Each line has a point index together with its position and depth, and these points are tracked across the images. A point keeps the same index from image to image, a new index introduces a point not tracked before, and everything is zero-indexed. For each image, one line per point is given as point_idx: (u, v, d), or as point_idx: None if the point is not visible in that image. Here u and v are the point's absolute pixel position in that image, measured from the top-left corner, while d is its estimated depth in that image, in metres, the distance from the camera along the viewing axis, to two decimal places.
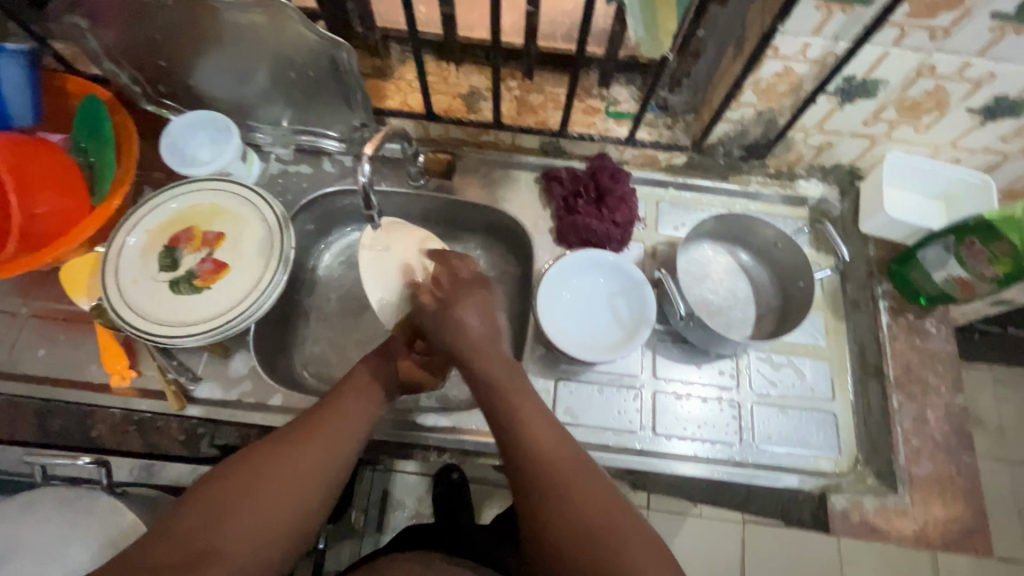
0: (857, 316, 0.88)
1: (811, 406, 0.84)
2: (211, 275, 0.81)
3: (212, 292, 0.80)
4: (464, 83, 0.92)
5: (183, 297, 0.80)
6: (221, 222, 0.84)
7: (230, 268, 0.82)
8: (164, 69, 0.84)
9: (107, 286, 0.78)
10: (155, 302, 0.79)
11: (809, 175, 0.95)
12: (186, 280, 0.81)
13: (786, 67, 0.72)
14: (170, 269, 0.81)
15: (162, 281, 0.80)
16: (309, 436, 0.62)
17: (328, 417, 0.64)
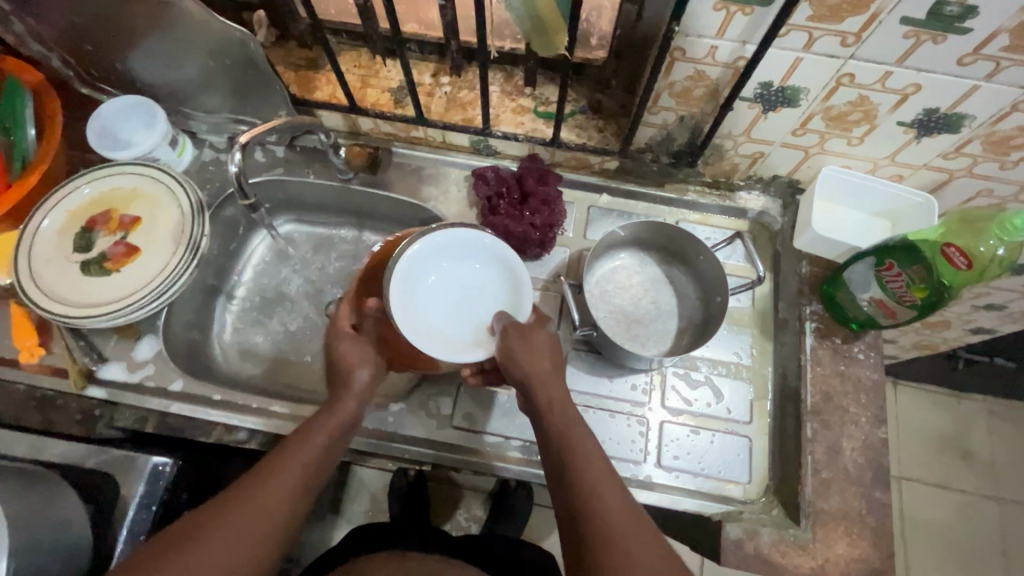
0: (784, 336, 0.83)
1: (724, 428, 0.81)
2: (122, 259, 0.82)
3: (121, 275, 0.81)
4: (394, 78, 0.91)
5: (92, 279, 0.80)
6: (139, 206, 0.85)
7: (141, 252, 0.82)
8: (92, 54, 0.85)
9: (19, 264, 0.80)
10: (64, 283, 0.80)
11: (748, 186, 0.91)
12: (97, 263, 0.81)
13: (698, 71, 0.69)
14: (84, 251, 0.82)
15: (74, 262, 0.81)
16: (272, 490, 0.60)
17: (286, 470, 0.62)
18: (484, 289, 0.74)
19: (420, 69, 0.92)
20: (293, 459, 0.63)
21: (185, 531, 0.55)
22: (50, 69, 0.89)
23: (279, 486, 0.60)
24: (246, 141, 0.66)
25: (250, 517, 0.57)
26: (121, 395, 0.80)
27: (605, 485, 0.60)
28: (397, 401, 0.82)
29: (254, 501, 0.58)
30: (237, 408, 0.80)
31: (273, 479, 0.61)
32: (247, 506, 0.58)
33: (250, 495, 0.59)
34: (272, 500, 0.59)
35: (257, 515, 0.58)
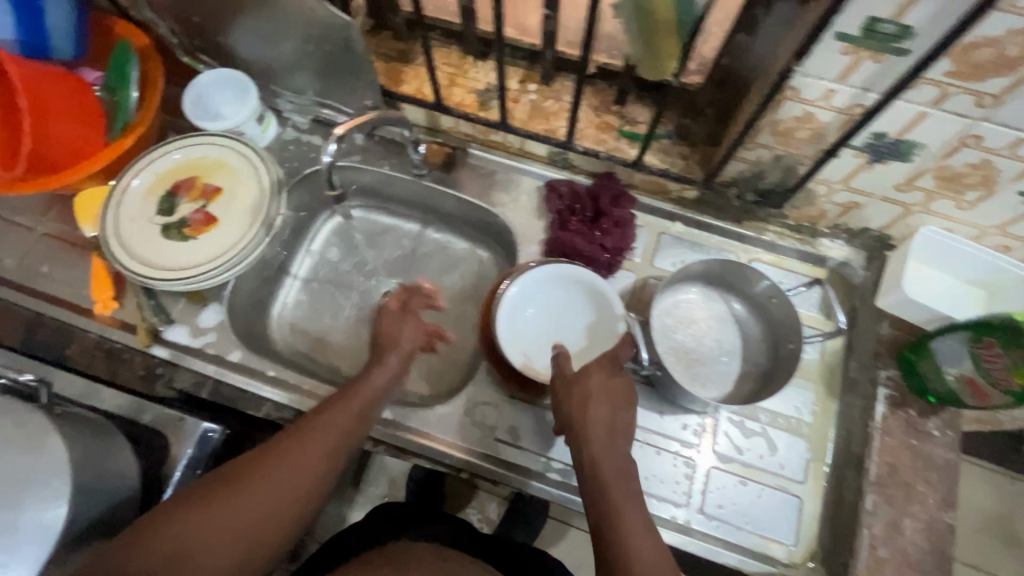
0: (852, 397, 0.79)
1: (774, 483, 0.77)
2: (201, 227, 0.84)
3: (200, 242, 0.83)
4: (482, 79, 0.90)
5: (171, 242, 0.83)
6: (221, 176, 0.87)
7: (220, 222, 0.84)
8: (199, 25, 0.88)
9: (106, 220, 0.83)
10: (146, 244, 0.82)
11: (832, 235, 0.86)
12: (177, 228, 0.84)
13: (808, 112, 0.65)
14: (166, 214, 0.85)
15: (156, 224, 0.84)
16: (306, 446, 0.63)
17: (319, 434, 0.64)
18: (580, 315, 0.79)
19: (509, 73, 0.91)
20: (323, 431, 0.64)
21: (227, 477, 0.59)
22: (158, 35, 0.92)
23: (305, 452, 0.62)
24: (343, 133, 0.72)
25: (274, 479, 0.60)
26: (183, 358, 0.82)
27: (632, 509, 0.59)
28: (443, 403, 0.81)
29: (282, 466, 0.61)
30: (289, 386, 0.82)
31: (307, 442, 0.63)
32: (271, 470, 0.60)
33: (274, 461, 0.61)
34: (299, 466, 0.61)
35: (284, 478, 0.60)
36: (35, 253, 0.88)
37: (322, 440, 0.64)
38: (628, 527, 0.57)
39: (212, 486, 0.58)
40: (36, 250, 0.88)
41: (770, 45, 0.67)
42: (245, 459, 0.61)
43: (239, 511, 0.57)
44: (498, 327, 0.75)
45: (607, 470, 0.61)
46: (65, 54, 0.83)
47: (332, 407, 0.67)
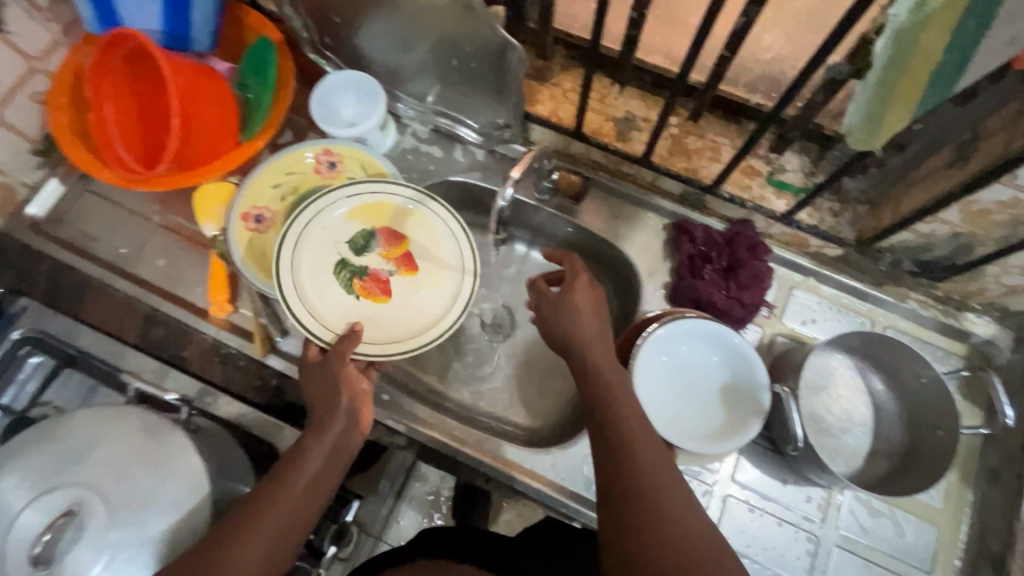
0: (992, 489, 0.75)
1: (900, 570, 0.74)
2: (371, 291, 0.80)
3: (362, 304, 0.79)
4: (621, 107, 0.86)
5: (335, 281, 0.79)
6: (423, 255, 0.82)
7: (388, 301, 0.80)
8: (336, 25, 0.84)
9: (297, 219, 0.78)
10: (314, 272, 0.79)
11: (981, 310, 0.81)
12: (349, 275, 0.80)
13: (1016, 198, 0.60)
14: (353, 250, 0.81)
15: (342, 254, 0.81)
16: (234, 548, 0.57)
17: (255, 533, 0.58)
18: (718, 379, 0.75)
19: (651, 103, 0.86)
20: (268, 517, 0.59)
21: None
22: (289, 29, 0.89)
23: (247, 544, 0.57)
24: (518, 175, 0.69)
25: None
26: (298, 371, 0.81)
27: (677, 501, 0.57)
28: (557, 448, 0.78)
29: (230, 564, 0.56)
30: (403, 413, 0.80)
31: (236, 544, 0.57)
32: (221, 566, 0.55)
33: (223, 553, 0.56)
34: (237, 561, 0.56)
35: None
36: (152, 245, 0.87)
37: (266, 525, 0.59)
38: (670, 520, 0.55)
39: None
40: (153, 243, 0.87)
41: (982, 118, 0.61)
42: (208, 550, 0.57)
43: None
44: (634, 374, 0.71)
45: (639, 458, 0.58)
46: (203, 46, 0.81)
47: (279, 486, 0.61)
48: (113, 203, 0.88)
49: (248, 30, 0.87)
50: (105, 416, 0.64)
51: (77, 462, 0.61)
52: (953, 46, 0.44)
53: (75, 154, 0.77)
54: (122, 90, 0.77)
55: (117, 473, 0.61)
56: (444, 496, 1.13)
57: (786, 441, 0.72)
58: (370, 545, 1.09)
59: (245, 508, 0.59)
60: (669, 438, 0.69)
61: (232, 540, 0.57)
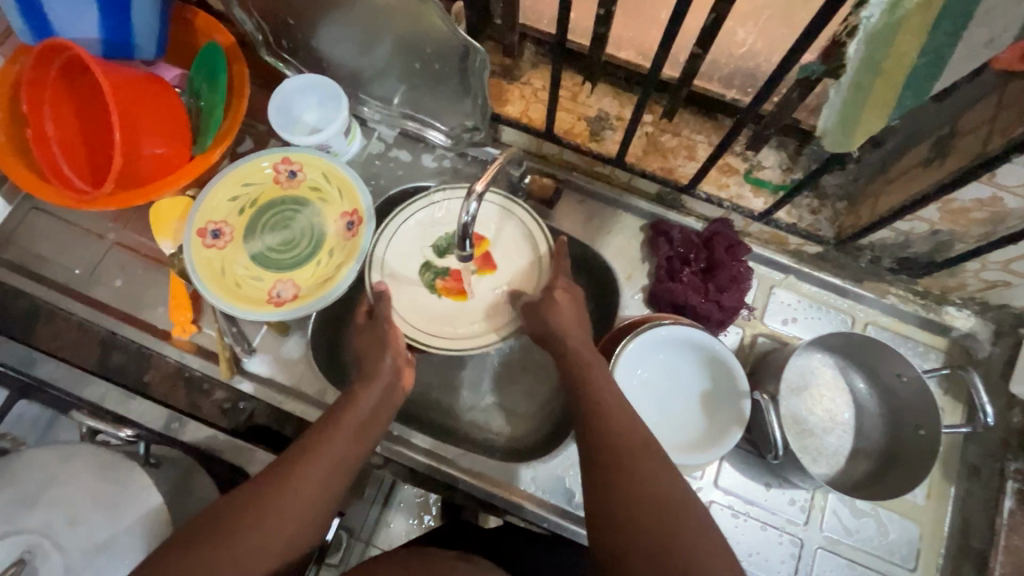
0: (974, 485, 0.75)
1: (884, 568, 0.74)
2: (453, 288, 0.77)
3: (435, 303, 0.76)
4: (593, 106, 0.83)
5: (419, 280, 0.77)
6: (507, 253, 0.77)
7: (465, 301, 0.76)
8: (291, 27, 0.79)
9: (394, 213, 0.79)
10: (405, 258, 0.78)
11: (961, 304, 0.80)
12: (432, 276, 0.77)
13: (995, 196, 0.59)
14: (438, 251, 0.78)
15: (427, 255, 0.78)
16: (306, 461, 0.57)
17: (327, 446, 0.59)
18: (698, 387, 0.74)
19: (624, 101, 0.83)
20: (324, 457, 0.58)
21: (246, 501, 0.54)
22: (242, 30, 0.84)
23: (313, 466, 0.57)
24: (481, 190, 0.62)
25: (294, 498, 0.55)
26: (265, 393, 0.78)
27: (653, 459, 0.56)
28: (536, 460, 0.77)
29: (285, 501, 0.55)
30: None
31: (309, 458, 0.58)
32: (292, 481, 0.56)
33: (287, 475, 0.56)
34: (304, 483, 0.56)
35: (305, 494, 0.56)
36: (107, 265, 0.82)
37: (325, 460, 0.58)
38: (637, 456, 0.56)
39: (244, 502, 0.54)
40: (108, 262, 0.82)
41: (962, 113, 0.59)
42: (270, 476, 0.56)
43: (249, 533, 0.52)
44: None
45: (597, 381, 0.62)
46: (149, 54, 0.76)
47: (333, 422, 0.61)
48: (64, 221, 0.84)
49: (198, 34, 0.82)
50: (58, 454, 0.62)
51: (27, 506, 0.59)
52: (928, 49, 0.42)
53: (16, 174, 0.71)
54: (62, 103, 0.72)
55: (68, 517, 0.60)
56: (433, 497, 1.01)
57: (767, 449, 0.70)
58: (360, 551, 0.97)
59: (302, 449, 0.58)
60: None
61: (305, 455, 0.58)
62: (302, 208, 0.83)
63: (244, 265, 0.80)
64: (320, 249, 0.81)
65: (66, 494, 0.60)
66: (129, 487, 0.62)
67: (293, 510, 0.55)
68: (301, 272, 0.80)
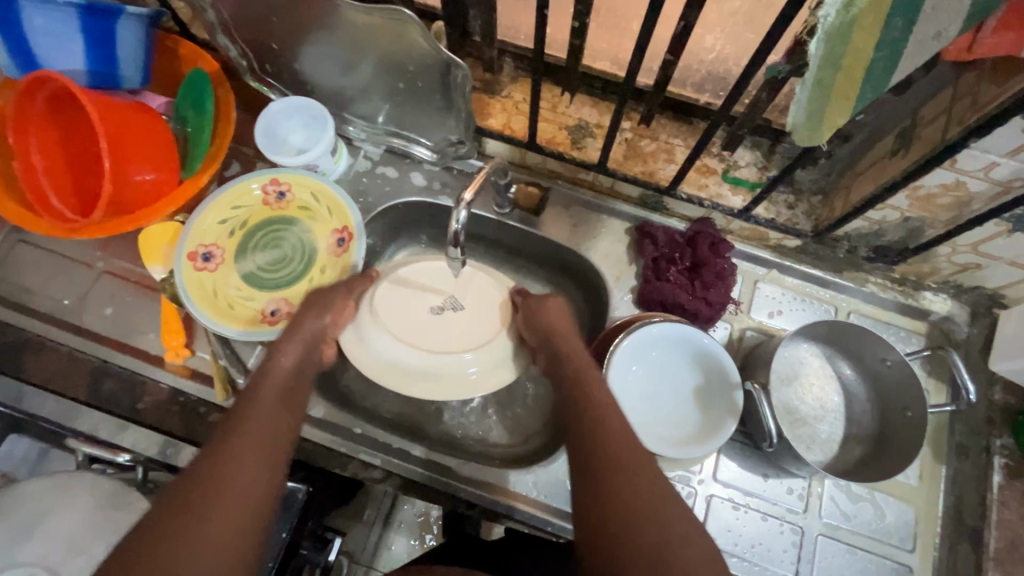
0: (963, 464, 0.77)
1: (884, 552, 0.75)
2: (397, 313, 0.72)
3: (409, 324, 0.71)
4: (573, 115, 0.86)
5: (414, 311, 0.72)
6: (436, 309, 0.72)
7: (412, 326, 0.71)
8: (275, 51, 0.81)
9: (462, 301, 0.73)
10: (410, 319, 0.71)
11: (937, 289, 0.83)
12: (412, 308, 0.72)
13: (959, 181, 0.62)
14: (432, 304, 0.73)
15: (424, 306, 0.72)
16: (221, 446, 0.54)
17: (248, 421, 0.57)
18: (691, 382, 0.75)
19: (603, 110, 0.86)
20: (233, 465, 0.52)
21: (172, 503, 0.50)
22: (226, 57, 0.86)
23: (237, 448, 0.54)
24: (470, 199, 0.63)
25: (219, 481, 0.51)
26: None
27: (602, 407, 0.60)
28: (537, 464, 0.77)
29: (202, 488, 0.51)
30: (376, 446, 0.77)
31: (229, 441, 0.55)
32: (213, 463, 0.52)
33: (207, 463, 0.53)
34: (229, 467, 0.53)
35: (230, 474, 0.52)
36: (97, 294, 0.82)
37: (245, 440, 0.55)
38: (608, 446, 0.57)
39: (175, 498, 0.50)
40: (97, 291, 0.82)
41: (922, 105, 0.62)
42: (192, 468, 0.53)
43: (175, 534, 0.48)
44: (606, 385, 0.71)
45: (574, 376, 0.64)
46: (134, 83, 0.77)
47: (250, 403, 0.58)
48: (52, 252, 0.84)
49: (182, 61, 0.83)
50: (51, 486, 0.61)
51: (21, 538, 0.59)
52: (883, 43, 0.45)
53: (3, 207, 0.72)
54: (49, 135, 0.73)
55: (67, 547, 0.59)
56: (434, 515, 1.01)
57: (762, 437, 0.72)
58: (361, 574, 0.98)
59: (202, 478, 0.51)
60: (645, 445, 0.68)
61: (224, 442, 0.55)
62: (290, 226, 0.84)
63: (236, 286, 0.80)
64: (311, 266, 0.82)
65: (64, 526, 0.59)
66: (128, 514, 0.60)
67: (229, 492, 0.51)
68: (293, 290, 0.81)
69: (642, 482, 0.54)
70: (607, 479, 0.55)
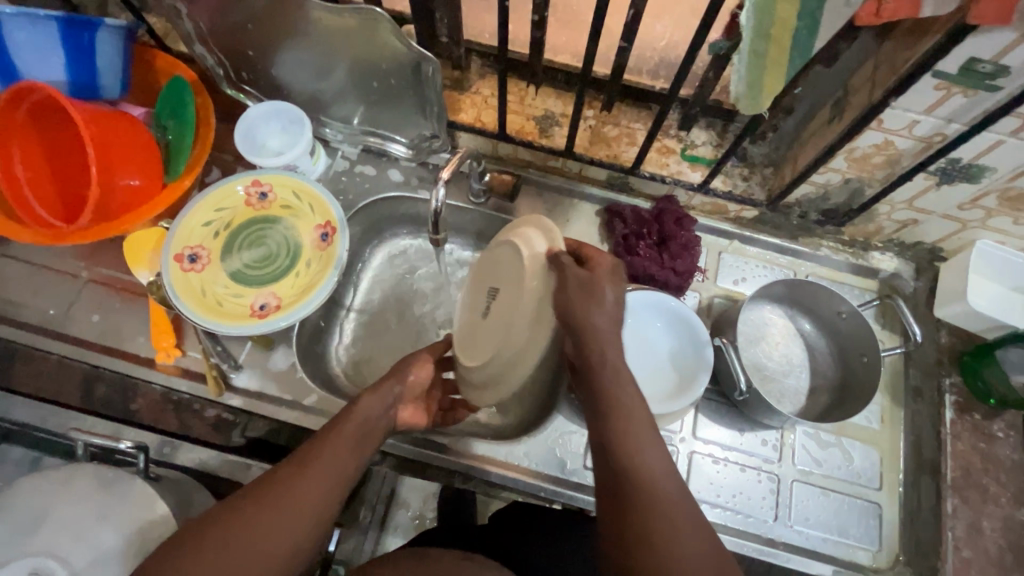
0: (918, 405, 0.83)
1: (855, 492, 0.80)
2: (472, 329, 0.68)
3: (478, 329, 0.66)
4: (539, 106, 0.91)
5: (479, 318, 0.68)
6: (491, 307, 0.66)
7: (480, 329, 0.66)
8: (251, 58, 0.84)
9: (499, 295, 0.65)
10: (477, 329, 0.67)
11: (884, 248, 0.90)
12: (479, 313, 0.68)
13: (887, 140, 0.69)
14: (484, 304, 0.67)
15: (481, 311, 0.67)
16: (303, 470, 0.55)
17: (329, 447, 0.58)
18: (668, 345, 0.80)
19: (567, 100, 0.91)
20: (307, 492, 0.54)
21: (247, 503, 0.52)
22: (202, 67, 0.89)
23: (313, 474, 0.55)
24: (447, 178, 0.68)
25: (291, 503, 0.53)
26: (255, 405, 0.79)
27: (635, 428, 0.57)
28: (526, 435, 0.81)
29: (280, 506, 0.53)
30: None
31: (310, 465, 0.56)
32: (291, 486, 0.54)
33: (284, 481, 0.54)
34: (301, 490, 0.54)
35: (303, 498, 0.54)
36: (83, 302, 0.83)
37: (322, 465, 0.56)
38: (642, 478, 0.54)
39: (251, 501, 0.53)
40: (83, 299, 0.83)
41: (850, 75, 0.69)
42: (272, 479, 0.55)
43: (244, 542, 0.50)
44: None
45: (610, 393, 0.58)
46: (113, 93, 0.79)
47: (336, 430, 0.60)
48: (35, 264, 0.85)
49: (160, 73, 0.86)
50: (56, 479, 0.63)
51: (29, 532, 0.60)
52: (804, 12, 0.51)
53: None
54: (31, 146, 0.75)
55: (71, 538, 0.60)
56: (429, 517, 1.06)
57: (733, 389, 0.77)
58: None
59: (275, 493, 0.53)
60: None
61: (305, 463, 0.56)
62: (275, 225, 0.87)
63: (224, 284, 0.82)
64: (297, 262, 0.85)
65: (67, 518, 0.61)
66: (129, 503, 0.62)
67: (299, 518, 0.53)
68: (280, 285, 0.83)
69: (675, 515, 0.52)
70: (639, 522, 0.51)
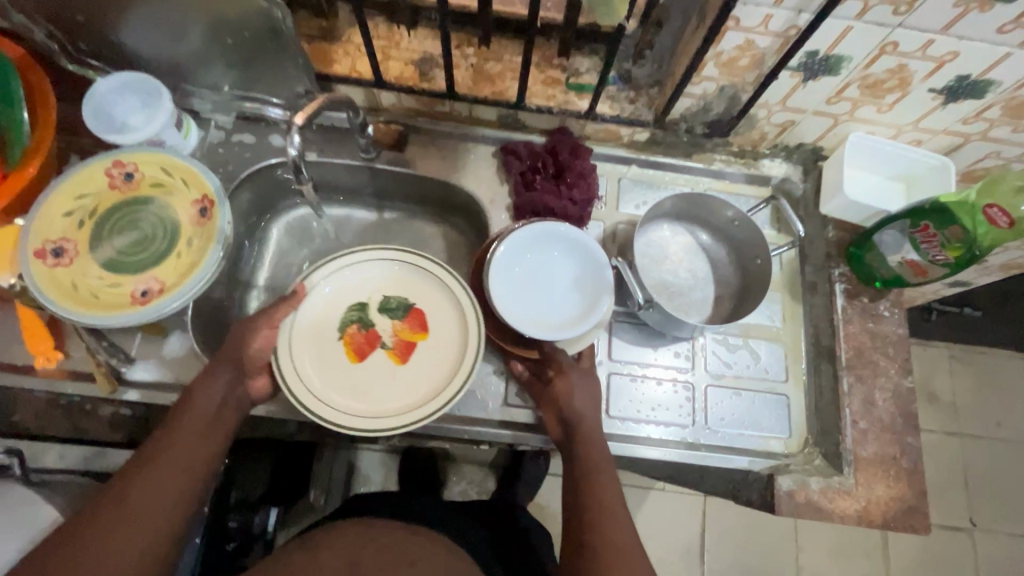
0: (814, 298, 0.88)
1: (765, 388, 0.84)
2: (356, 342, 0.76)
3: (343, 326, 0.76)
4: (417, 49, 0.87)
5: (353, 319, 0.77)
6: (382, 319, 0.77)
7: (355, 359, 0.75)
8: (83, 24, 0.76)
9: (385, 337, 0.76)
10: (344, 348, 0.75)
11: (772, 154, 0.92)
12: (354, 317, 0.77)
13: (749, 40, 0.70)
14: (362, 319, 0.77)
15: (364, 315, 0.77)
16: (160, 452, 0.60)
17: (183, 427, 0.62)
18: (572, 272, 0.80)
19: None
20: (162, 472, 0.59)
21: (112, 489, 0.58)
22: (33, 41, 0.80)
23: (171, 453, 0.60)
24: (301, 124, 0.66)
25: (151, 483, 0.58)
26: (154, 396, 0.75)
27: (596, 451, 0.68)
28: None
29: (139, 487, 0.58)
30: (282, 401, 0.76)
31: (166, 446, 0.61)
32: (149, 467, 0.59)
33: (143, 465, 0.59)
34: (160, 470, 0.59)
35: (163, 476, 0.59)
36: None
37: (177, 444, 0.61)
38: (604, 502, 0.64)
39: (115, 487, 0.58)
40: None
41: None
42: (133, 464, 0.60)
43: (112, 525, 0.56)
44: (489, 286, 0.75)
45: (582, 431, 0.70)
46: None
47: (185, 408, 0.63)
48: None
49: None
50: None
51: None
52: None
53: None
54: None
55: None
56: None
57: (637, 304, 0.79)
58: None
59: (131, 477, 0.58)
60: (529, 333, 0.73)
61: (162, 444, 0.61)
62: (147, 205, 0.81)
63: (98, 274, 0.76)
64: (177, 240, 0.79)
65: None
66: None
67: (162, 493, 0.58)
68: (161, 267, 0.78)
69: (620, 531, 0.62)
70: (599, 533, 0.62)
